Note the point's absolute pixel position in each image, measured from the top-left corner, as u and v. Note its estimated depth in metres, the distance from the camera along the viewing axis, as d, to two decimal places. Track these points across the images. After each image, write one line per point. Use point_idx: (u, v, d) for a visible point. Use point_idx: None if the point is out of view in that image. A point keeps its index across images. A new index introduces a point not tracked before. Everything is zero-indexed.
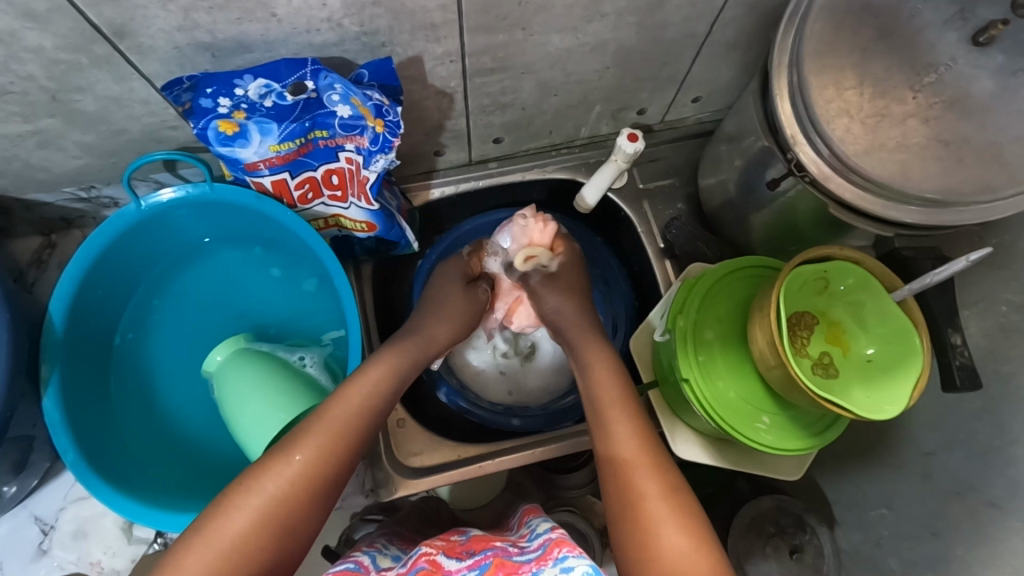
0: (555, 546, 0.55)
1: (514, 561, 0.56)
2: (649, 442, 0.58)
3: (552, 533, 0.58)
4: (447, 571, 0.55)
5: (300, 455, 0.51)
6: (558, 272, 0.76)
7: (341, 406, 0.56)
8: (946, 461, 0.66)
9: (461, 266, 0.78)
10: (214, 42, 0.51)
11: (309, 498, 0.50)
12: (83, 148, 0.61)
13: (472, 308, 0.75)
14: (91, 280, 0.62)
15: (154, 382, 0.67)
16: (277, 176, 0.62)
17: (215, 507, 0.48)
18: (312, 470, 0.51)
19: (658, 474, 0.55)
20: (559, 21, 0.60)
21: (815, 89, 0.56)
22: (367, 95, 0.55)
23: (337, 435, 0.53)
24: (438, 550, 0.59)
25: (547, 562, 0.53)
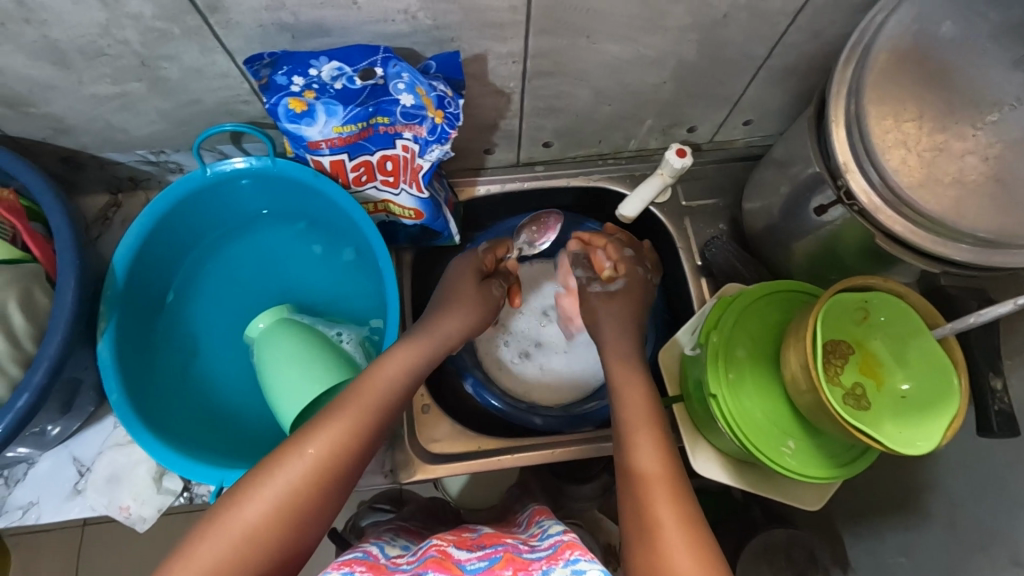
0: (567, 548, 0.55)
1: (523, 558, 0.57)
2: (673, 466, 0.54)
3: (564, 536, 0.58)
4: (457, 560, 0.55)
5: (313, 450, 0.52)
6: (623, 288, 0.72)
7: (354, 399, 0.56)
8: (974, 512, 0.64)
9: (473, 263, 0.74)
10: (295, 24, 0.54)
11: (319, 491, 0.51)
12: (161, 114, 0.65)
13: (489, 310, 0.73)
14: (151, 240, 0.65)
15: (196, 339, 0.70)
16: (336, 157, 0.65)
17: (230, 495, 0.49)
18: (322, 464, 0.51)
19: (678, 500, 0.52)
20: (622, 31, 0.61)
21: (873, 119, 0.56)
22: (432, 86, 0.58)
23: (349, 430, 0.54)
24: (449, 541, 0.60)
25: (559, 562, 0.53)
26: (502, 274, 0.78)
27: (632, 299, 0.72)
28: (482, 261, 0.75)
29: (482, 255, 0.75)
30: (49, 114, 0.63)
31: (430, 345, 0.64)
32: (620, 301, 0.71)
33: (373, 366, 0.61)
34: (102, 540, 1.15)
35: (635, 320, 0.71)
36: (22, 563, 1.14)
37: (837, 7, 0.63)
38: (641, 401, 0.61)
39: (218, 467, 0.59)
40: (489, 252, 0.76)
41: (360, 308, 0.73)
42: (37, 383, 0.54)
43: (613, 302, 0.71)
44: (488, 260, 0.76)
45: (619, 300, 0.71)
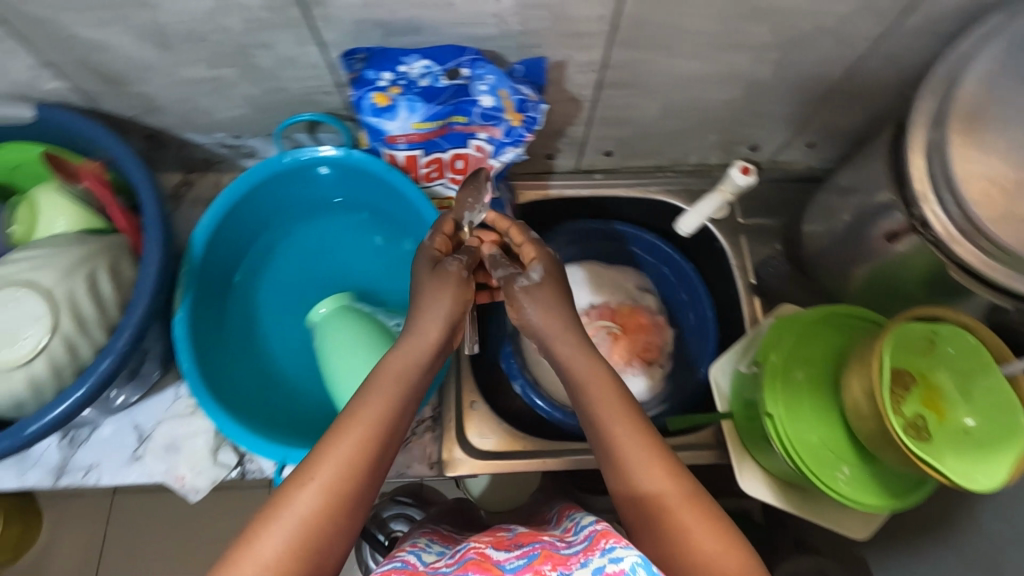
0: (603, 538, 0.48)
1: (561, 554, 0.54)
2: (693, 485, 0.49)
3: (598, 525, 0.56)
4: (496, 562, 0.54)
5: (317, 476, 0.46)
6: (545, 277, 0.58)
7: (355, 418, 0.49)
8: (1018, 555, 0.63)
9: (424, 254, 0.60)
10: (390, 21, 0.56)
11: (333, 524, 0.45)
12: (247, 100, 0.68)
13: (456, 299, 0.57)
14: (228, 221, 0.68)
15: (260, 320, 0.72)
16: (411, 152, 0.66)
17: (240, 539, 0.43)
18: (331, 490, 0.46)
19: (718, 527, 0.46)
20: (704, 47, 0.62)
21: (956, 149, 0.55)
22: (516, 90, 0.60)
23: (354, 454, 0.47)
24: (487, 544, 0.60)
25: (595, 553, 0.46)
26: (466, 253, 0.61)
27: (561, 284, 0.59)
28: (430, 246, 0.60)
29: (432, 240, 0.61)
30: (143, 93, 0.66)
31: (424, 350, 0.54)
32: (551, 289, 0.58)
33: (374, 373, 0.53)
34: (131, 507, 1.18)
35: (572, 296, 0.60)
36: (52, 524, 1.18)
37: (920, 35, 0.62)
38: (627, 419, 0.52)
39: (282, 446, 0.61)
40: (439, 233, 0.62)
41: None
42: (120, 348, 0.56)
43: (541, 288, 0.58)
44: (438, 243, 0.62)
45: (547, 286, 0.58)
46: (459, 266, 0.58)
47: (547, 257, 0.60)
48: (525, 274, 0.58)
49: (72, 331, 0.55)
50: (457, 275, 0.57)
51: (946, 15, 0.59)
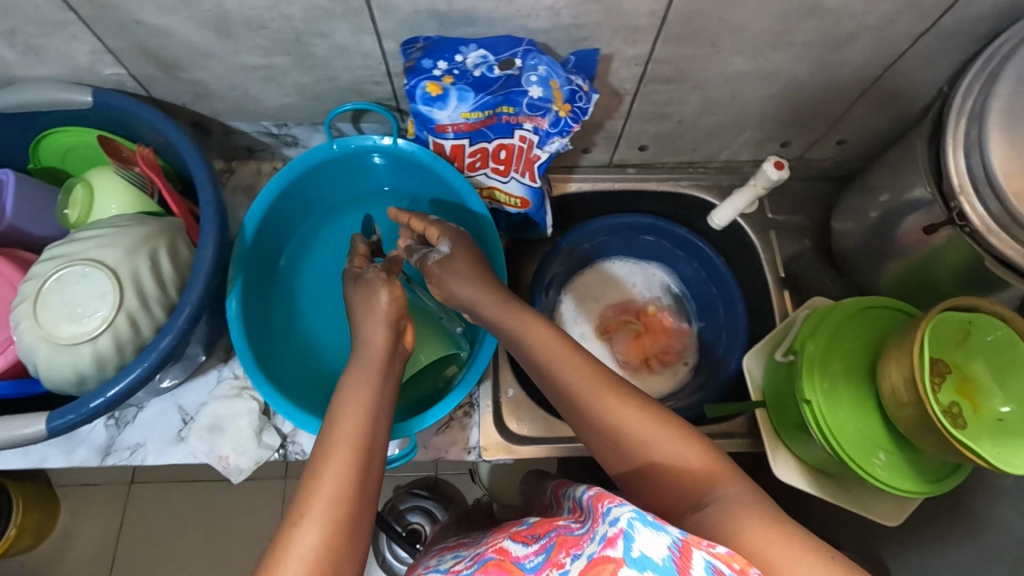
0: (600, 502, 0.40)
1: (576, 536, 0.44)
2: (649, 402, 0.52)
3: (592, 490, 0.45)
4: (515, 559, 0.46)
5: (311, 495, 0.44)
6: (455, 251, 0.61)
7: (332, 445, 0.47)
8: None
9: (350, 275, 0.64)
10: (447, 12, 0.57)
11: (348, 541, 0.43)
12: (298, 88, 0.69)
13: (393, 296, 0.59)
14: (276, 206, 0.70)
15: (301, 305, 0.74)
16: (458, 141, 0.68)
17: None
18: (335, 499, 0.44)
19: (678, 434, 0.49)
20: (750, 44, 0.64)
21: (995, 144, 0.57)
22: (567, 80, 0.61)
23: (341, 477, 0.45)
24: (504, 539, 0.52)
25: (597, 522, 0.38)
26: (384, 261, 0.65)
27: (468, 249, 0.62)
28: (351, 265, 0.64)
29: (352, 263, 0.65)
30: (196, 80, 0.67)
31: (376, 350, 0.56)
32: (461, 258, 0.61)
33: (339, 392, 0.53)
34: (151, 496, 1.19)
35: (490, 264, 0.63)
36: (70, 513, 1.18)
37: (957, 35, 0.64)
38: (581, 371, 0.53)
39: None
40: (358, 253, 0.66)
41: None
42: (179, 326, 0.57)
43: (451, 259, 0.61)
44: (359, 261, 0.66)
45: (456, 256, 0.61)
46: (375, 270, 0.61)
47: (448, 229, 0.64)
48: (428, 253, 0.62)
49: (135, 306, 0.56)
50: (378, 278, 0.61)
51: (985, 15, 0.61)
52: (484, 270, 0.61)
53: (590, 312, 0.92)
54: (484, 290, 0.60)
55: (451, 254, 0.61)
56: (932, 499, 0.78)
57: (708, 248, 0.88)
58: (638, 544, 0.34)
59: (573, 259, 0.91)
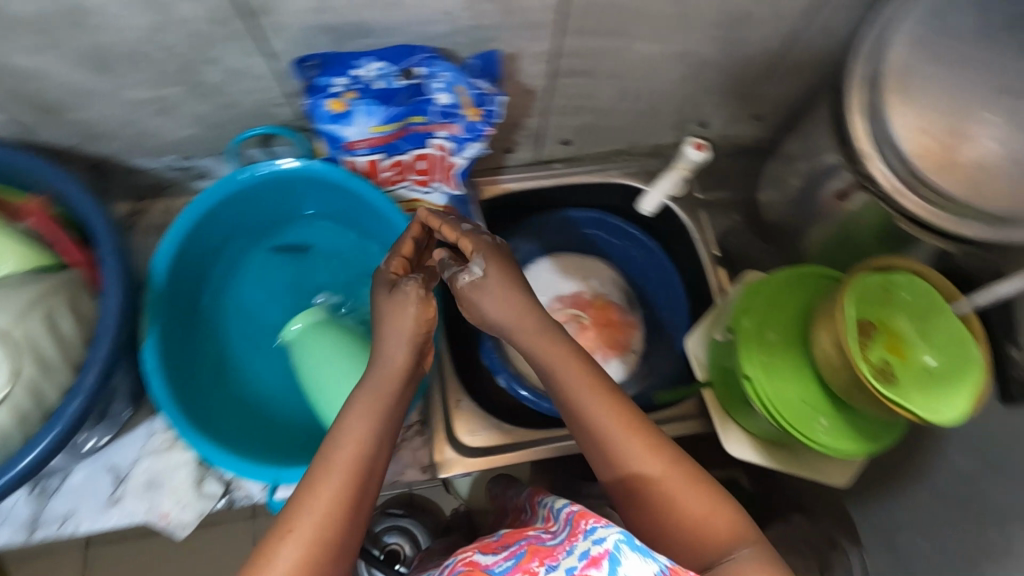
0: (581, 519, 0.42)
1: (548, 545, 0.43)
2: (680, 455, 0.51)
3: (577, 506, 0.46)
4: (483, 567, 0.44)
5: (290, 534, 0.44)
6: (490, 272, 0.55)
7: (329, 470, 0.47)
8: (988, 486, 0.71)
9: (382, 281, 0.57)
10: (339, 25, 0.55)
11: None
12: (195, 119, 0.66)
13: (420, 319, 0.54)
14: (187, 243, 0.66)
15: (228, 342, 0.70)
16: (372, 156, 0.66)
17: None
18: (320, 532, 0.45)
19: (703, 496, 0.49)
20: (653, 30, 0.64)
21: (893, 107, 0.58)
22: (472, 85, 0.61)
23: (331, 511, 0.46)
24: (473, 551, 0.49)
25: (577, 537, 0.40)
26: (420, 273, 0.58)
27: (505, 269, 0.56)
28: (386, 271, 0.58)
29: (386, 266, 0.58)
30: (83, 120, 0.63)
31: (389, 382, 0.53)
32: (493, 281, 0.55)
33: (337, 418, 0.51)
34: (108, 558, 1.12)
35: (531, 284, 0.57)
36: None
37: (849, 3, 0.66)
38: (612, 411, 0.52)
39: (270, 466, 0.59)
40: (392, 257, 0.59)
41: None
42: (88, 386, 0.53)
43: (484, 282, 0.55)
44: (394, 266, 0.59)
45: (489, 279, 0.55)
46: (414, 285, 0.54)
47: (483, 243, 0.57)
48: (465, 270, 0.56)
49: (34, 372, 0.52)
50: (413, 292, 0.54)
51: None
52: (523, 294, 0.56)
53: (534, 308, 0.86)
54: (523, 313, 0.55)
55: (484, 280, 0.55)
56: (881, 452, 0.80)
57: (642, 233, 0.89)
58: (625, 567, 0.36)
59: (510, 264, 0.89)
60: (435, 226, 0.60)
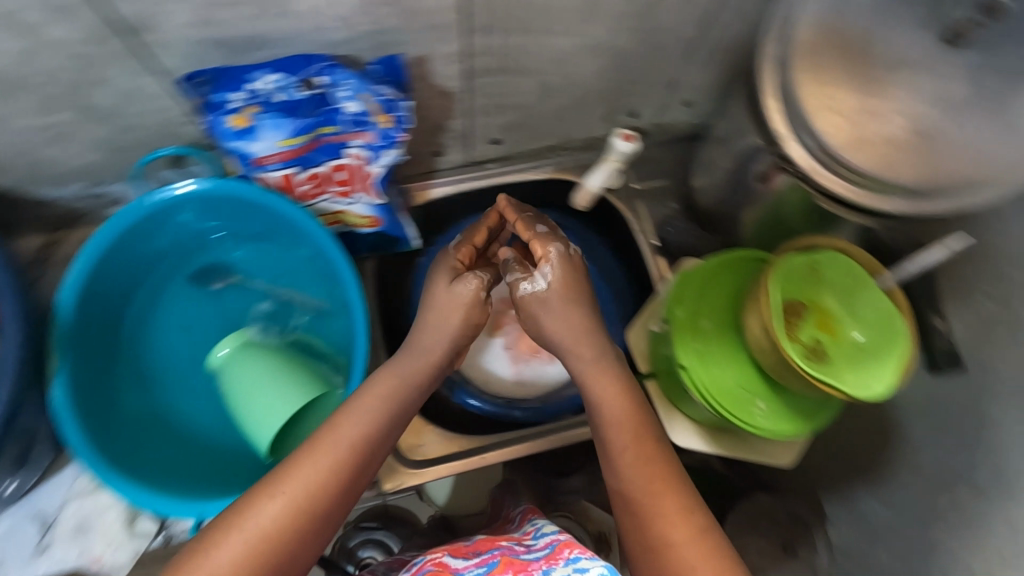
0: (565, 548, 0.56)
1: (521, 559, 0.57)
2: (690, 492, 0.53)
3: (560, 535, 0.59)
4: (454, 569, 0.57)
5: (285, 491, 0.48)
6: (555, 286, 0.61)
7: (329, 450, 0.51)
8: (935, 452, 0.79)
9: (446, 265, 0.63)
10: (229, 40, 0.54)
11: (300, 538, 0.47)
12: (95, 144, 0.63)
13: (468, 319, 0.60)
14: (97, 274, 0.63)
15: (152, 370, 0.69)
16: (285, 170, 0.63)
17: (200, 542, 0.46)
18: (299, 506, 0.48)
19: (703, 535, 0.50)
20: (563, 24, 0.63)
21: (801, 88, 0.59)
22: (377, 91, 0.59)
23: (320, 484, 0.49)
24: (444, 552, 0.61)
25: (558, 562, 0.54)
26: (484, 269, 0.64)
27: (574, 279, 0.61)
28: (453, 259, 0.63)
29: (454, 255, 0.64)
30: None
31: (411, 369, 0.57)
32: (556, 297, 0.60)
33: (344, 407, 0.55)
34: None
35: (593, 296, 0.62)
36: None
37: None
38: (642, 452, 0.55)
39: (194, 502, 0.58)
40: (463, 246, 0.65)
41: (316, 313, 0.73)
42: None
43: (546, 292, 0.60)
44: (461, 254, 0.65)
45: (552, 295, 0.60)
46: (478, 285, 0.60)
47: (552, 253, 0.61)
48: (524, 277, 0.61)
49: None
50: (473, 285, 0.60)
51: None
52: (583, 304, 0.61)
53: None
54: (581, 327, 0.60)
55: (550, 296, 0.60)
56: None
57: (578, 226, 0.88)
58: None
59: None
60: (511, 221, 0.66)
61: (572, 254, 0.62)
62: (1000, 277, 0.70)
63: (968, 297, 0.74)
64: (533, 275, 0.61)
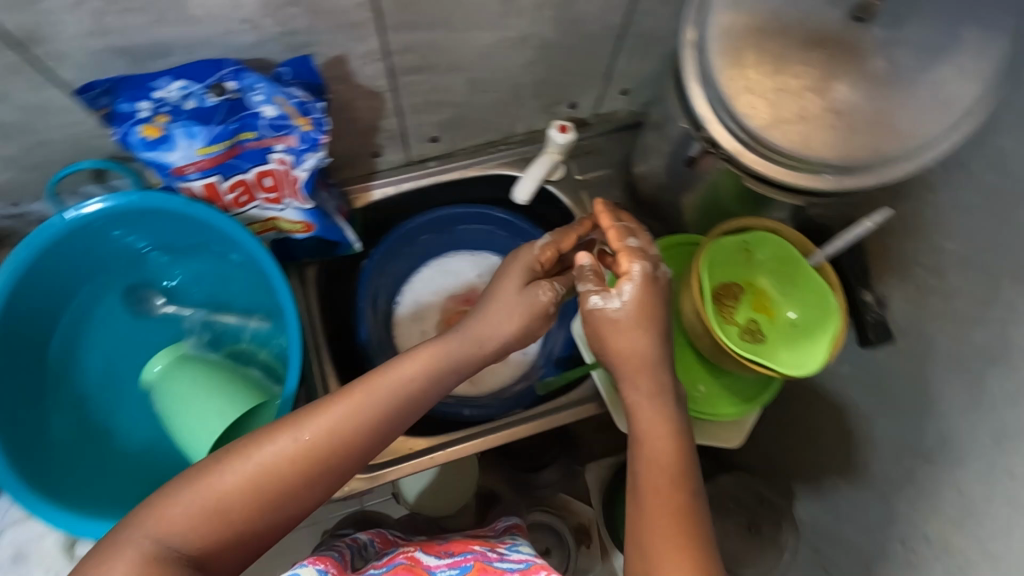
0: (538, 569, 0.59)
1: (493, 566, 0.60)
2: (692, 476, 0.52)
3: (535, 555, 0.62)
4: (426, 566, 0.61)
5: (303, 435, 0.49)
6: (627, 310, 0.55)
7: (354, 403, 0.51)
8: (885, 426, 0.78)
9: (523, 263, 0.59)
10: (131, 47, 0.53)
11: (302, 479, 0.49)
12: (7, 161, 0.62)
13: (523, 325, 0.57)
14: (17, 300, 0.62)
15: (89, 389, 0.69)
16: (207, 179, 0.62)
17: (215, 457, 0.49)
18: (310, 451, 0.49)
19: (688, 519, 0.49)
20: (481, 18, 0.62)
21: (720, 70, 0.58)
22: (289, 93, 0.58)
23: (336, 436, 0.50)
24: (416, 548, 0.65)
25: None
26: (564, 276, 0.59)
27: (648, 307, 0.55)
28: (534, 258, 0.59)
29: (537, 251, 0.59)
30: None
31: (457, 351, 0.56)
32: (627, 318, 0.55)
33: (385, 365, 0.54)
34: None
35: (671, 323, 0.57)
36: None
37: None
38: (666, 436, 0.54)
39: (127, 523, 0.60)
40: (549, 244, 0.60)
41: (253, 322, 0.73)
42: None
43: (614, 312, 0.55)
44: (546, 253, 0.60)
45: (625, 317, 0.55)
46: (547, 298, 0.57)
47: (636, 271, 0.55)
48: (598, 290, 0.56)
49: None
50: (538, 302, 0.57)
51: None
52: (658, 326, 0.56)
53: (430, 306, 0.88)
54: (648, 352, 0.55)
55: (623, 316, 0.55)
56: None
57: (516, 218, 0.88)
58: None
59: (398, 269, 0.88)
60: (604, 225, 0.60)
61: (658, 276, 0.56)
62: (934, 248, 0.71)
63: (907, 270, 0.75)
64: (609, 291, 0.55)
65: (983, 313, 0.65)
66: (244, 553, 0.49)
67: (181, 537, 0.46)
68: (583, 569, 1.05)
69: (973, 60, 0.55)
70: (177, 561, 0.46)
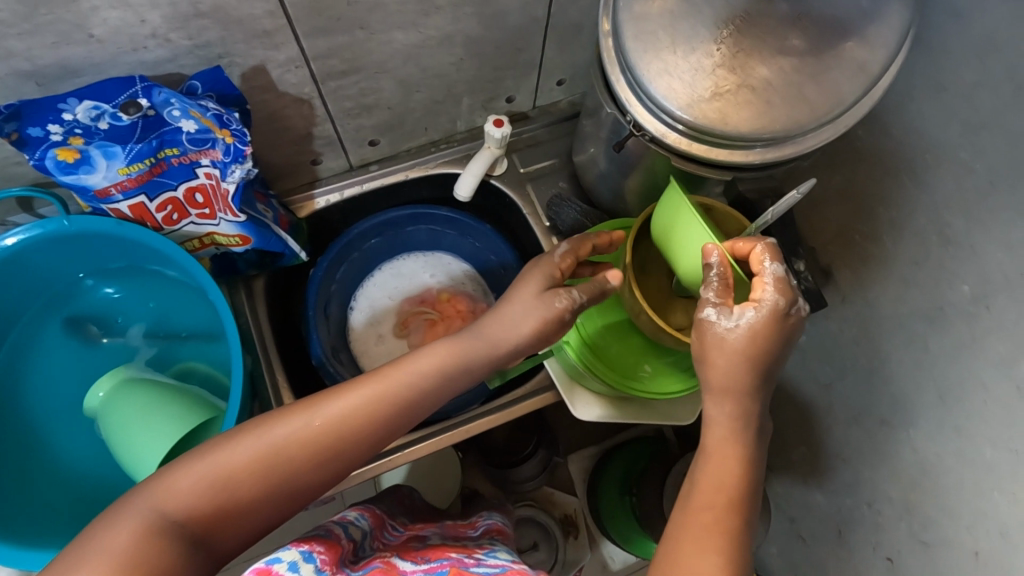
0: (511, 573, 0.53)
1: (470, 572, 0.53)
2: (748, 497, 0.47)
3: (512, 562, 0.56)
4: (402, 570, 0.52)
5: (320, 413, 0.47)
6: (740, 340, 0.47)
7: (374, 387, 0.49)
8: (839, 389, 0.77)
9: (543, 270, 0.57)
10: (36, 70, 0.52)
11: (313, 460, 0.47)
12: None
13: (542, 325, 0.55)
14: None
15: (30, 418, 0.68)
16: (133, 200, 0.62)
17: (228, 431, 0.47)
18: (326, 434, 0.47)
19: (733, 534, 0.45)
20: (397, 18, 0.62)
21: (635, 53, 0.59)
22: (205, 106, 0.57)
23: (354, 421, 0.48)
24: (393, 552, 0.57)
25: None
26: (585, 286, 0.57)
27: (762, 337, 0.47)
28: (551, 264, 0.57)
29: (557, 259, 0.57)
30: None
31: (473, 347, 0.54)
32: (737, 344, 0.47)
33: (404, 356, 0.53)
34: None
35: (780, 347, 0.48)
36: None
37: None
38: (726, 423, 0.49)
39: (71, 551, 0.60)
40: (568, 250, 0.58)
41: (195, 336, 0.74)
42: None
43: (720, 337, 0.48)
44: (563, 262, 0.58)
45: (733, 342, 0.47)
46: (564, 304, 0.55)
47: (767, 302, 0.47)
48: (725, 313, 0.48)
49: None
50: (557, 305, 0.55)
51: None
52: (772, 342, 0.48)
53: (386, 309, 0.90)
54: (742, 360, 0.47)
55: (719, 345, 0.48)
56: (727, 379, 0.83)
57: (467, 216, 0.88)
58: None
59: (350, 274, 0.89)
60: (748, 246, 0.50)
61: (790, 315, 0.48)
62: (871, 216, 0.71)
63: (846, 238, 0.75)
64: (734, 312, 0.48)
65: (915, 272, 0.66)
66: (246, 533, 0.46)
67: (182, 509, 0.43)
68: (573, 562, 1.07)
69: (878, 29, 0.57)
70: (178, 533, 0.42)
